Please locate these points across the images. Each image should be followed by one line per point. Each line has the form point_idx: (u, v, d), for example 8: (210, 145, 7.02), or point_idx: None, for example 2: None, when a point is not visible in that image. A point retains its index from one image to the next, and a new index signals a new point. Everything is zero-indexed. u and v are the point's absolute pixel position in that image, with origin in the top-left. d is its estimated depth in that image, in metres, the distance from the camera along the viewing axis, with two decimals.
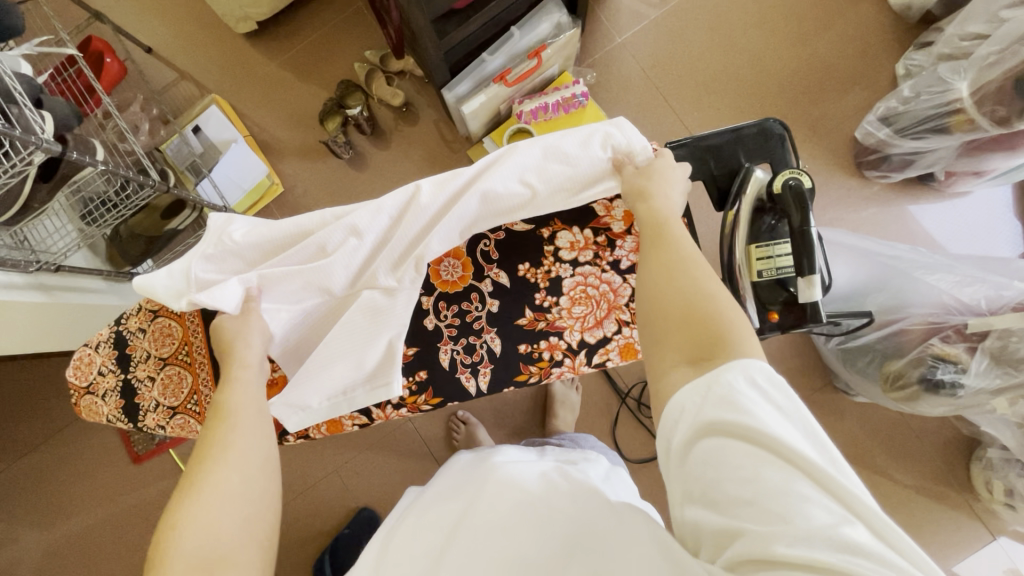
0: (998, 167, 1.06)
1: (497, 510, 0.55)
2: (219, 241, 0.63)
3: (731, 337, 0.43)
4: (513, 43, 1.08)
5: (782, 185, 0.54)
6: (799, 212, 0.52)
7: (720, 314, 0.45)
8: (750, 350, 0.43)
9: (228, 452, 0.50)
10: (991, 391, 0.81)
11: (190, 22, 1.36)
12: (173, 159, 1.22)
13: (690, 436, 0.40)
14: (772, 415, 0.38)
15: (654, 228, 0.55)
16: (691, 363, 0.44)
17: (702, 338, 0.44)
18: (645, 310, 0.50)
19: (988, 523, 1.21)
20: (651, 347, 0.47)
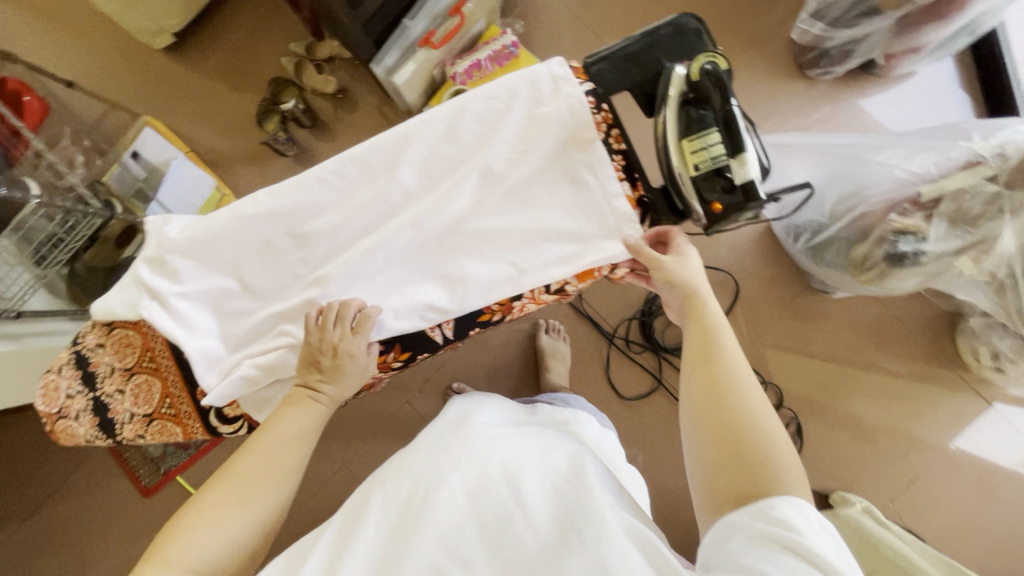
0: (933, 39, 1.06)
1: (484, 472, 0.55)
2: (158, 243, 0.61)
3: (777, 471, 0.46)
4: (432, 4, 1.07)
5: (700, 71, 0.55)
6: (721, 96, 0.54)
7: (769, 442, 0.47)
8: (794, 490, 0.45)
9: (284, 466, 0.54)
10: (953, 253, 0.82)
11: (106, 47, 1.32)
12: (117, 189, 1.22)
13: (742, 540, 0.42)
14: (819, 539, 0.40)
15: (701, 326, 0.55)
16: (742, 487, 0.46)
17: (756, 464, 0.46)
18: (698, 410, 0.51)
19: (982, 391, 1.24)
20: (705, 450, 0.49)
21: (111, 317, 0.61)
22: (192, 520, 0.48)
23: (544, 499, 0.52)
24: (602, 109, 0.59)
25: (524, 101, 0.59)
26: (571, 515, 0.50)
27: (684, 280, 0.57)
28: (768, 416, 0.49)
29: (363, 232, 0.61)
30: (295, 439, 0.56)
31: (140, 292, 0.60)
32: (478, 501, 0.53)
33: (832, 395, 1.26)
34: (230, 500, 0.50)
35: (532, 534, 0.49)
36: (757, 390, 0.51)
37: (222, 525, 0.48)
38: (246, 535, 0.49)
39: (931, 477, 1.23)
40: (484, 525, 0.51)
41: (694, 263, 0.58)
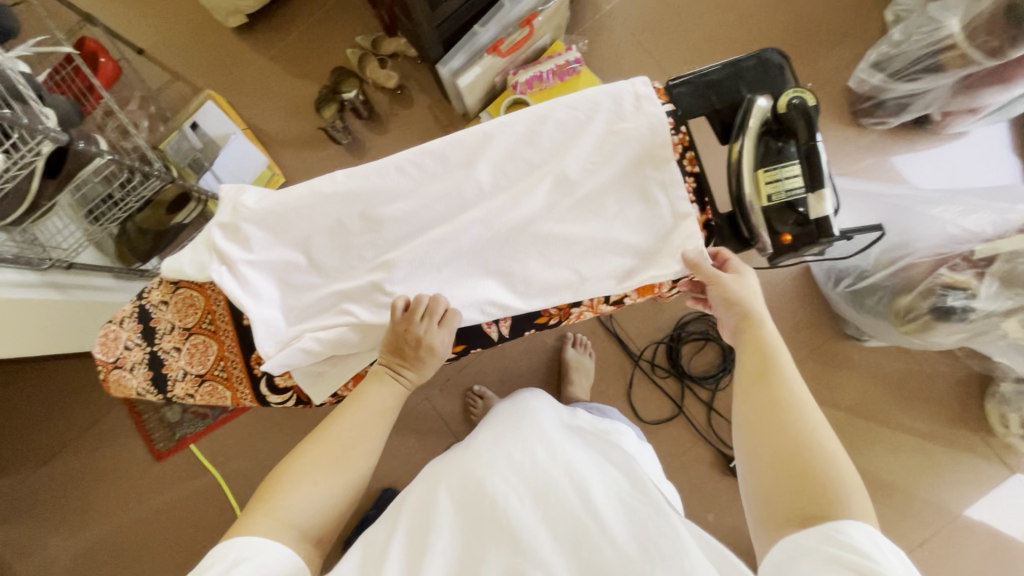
0: (993, 102, 1.07)
1: (551, 478, 0.55)
2: (234, 211, 0.63)
3: (840, 493, 0.46)
4: (503, 13, 1.09)
5: (786, 104, 0.56)
6: (807, 130, 0.55)
7: (829, 464, 0.47)
8: (859, 513, 0.45)
9: (373, 436, 0.56)
10: (1002, 314, 0.81)
11: (180, 20, 1.37)
12: (174, 157, 1.24)
13: (809, 564, 0.41)
14: (894, 565, 0.40)
15: (759, 347, 0.56)
16: (805, 508, 0.46)
17: (820, 485, 0.46)
18: (754, 428, 0.52)
19: (1006, 459, 1.22)
20: (764, 470, 0.49)
21: (178, 276, 0.63)
22: (294, 479, 0.51)
23: (614, 511, 0.51)
24: (679, 130, 0.62)
25: (607, 115, 0.60)
26: (645, 528, 0.49)
27: (744, 298, 0.57)
28: (830, 440, 0.49)
29: (433, 223, 0.62)
30: (384, 412, 0.58)
31: (211, 255, 0.62)
32: (549, 506, 0.53)
33: (853, 445, 1.25)
34: (328, 465, 0.52)
35: (609, 545, 0.48)
36: (817, 414, 0.51)
37: (320, 487, 0.51)
38: (339, 499, 0.52)
39: (946, 540, 1.20)
40: (555, 528, 0.51)
41: (752, 283, 0.59)
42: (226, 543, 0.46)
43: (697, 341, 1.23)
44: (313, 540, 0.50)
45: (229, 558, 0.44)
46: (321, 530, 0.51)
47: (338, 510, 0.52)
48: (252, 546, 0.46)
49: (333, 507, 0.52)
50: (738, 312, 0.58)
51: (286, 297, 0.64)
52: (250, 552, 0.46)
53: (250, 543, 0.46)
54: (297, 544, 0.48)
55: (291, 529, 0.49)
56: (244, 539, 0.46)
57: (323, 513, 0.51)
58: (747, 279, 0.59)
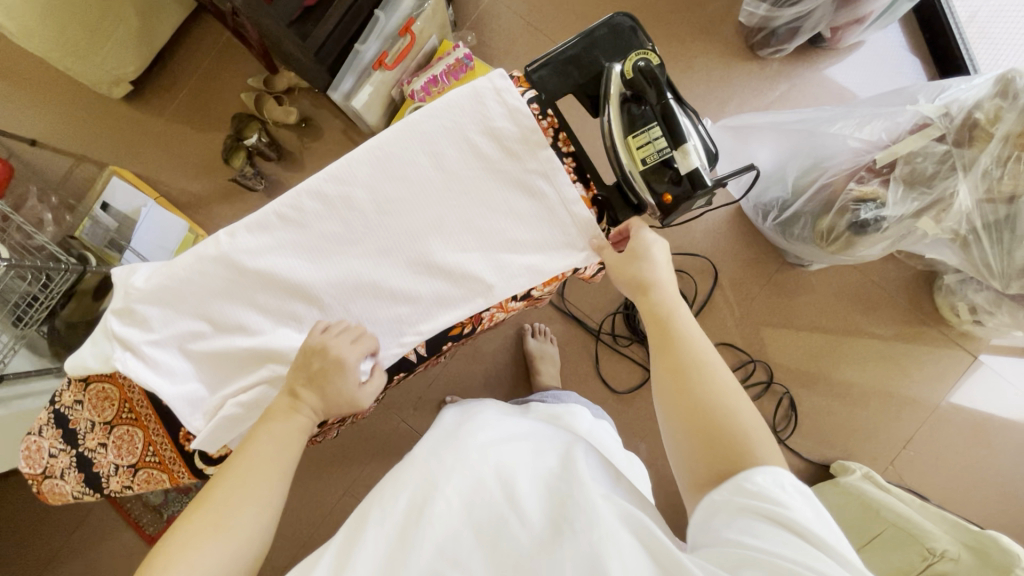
0: (875, 8, 1.08)
1: (475, 478, 0.55)
2: (125, 295, 0.61)
3: (749, 444, 0.48)
4: (381, 25, 1.07)
5: (634, 68, 0.57)
6: (657, 91, 0.56)
7: (738, 418, 0.50)
8: (768, 457, 0.48)
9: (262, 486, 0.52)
10: (912, 216, 0.82)
11: (64, 102, 1.32)
12: (91, 243, 1.23)
13: (723, 516, 0.44)
14: (795, 504, 0.43)
15: (658, 315, 0.57)
16: (718, 463, 0.48)
17: (729, 441, 0.49)
18: (667, 397, 0.53)
19: (967, 345, 1.25)
20: (681, 436, 0.51)
21: (85, 372, 0.61)
22: (174, 557, 0.46)
23: (537, 496, 0.52)
24: (546, 114, 0.61)
25: (473, 116, 0.60)
26: (563, 507, 0.50)
27: (642, 271, 0.59)
28: (733, 390, 0.52)
29: (328, 261, 0.61)
30: (274, 458, 0.54)
31: (111, 345, 0.60)
32: (473, 505, 0.53)
33: (822, 366, 1.28)
34: (207, 531, 0.48)
35: (526, 530, 0.49)
36: (719, 368, 0.53)
37: (199, 563, 0.46)
38: (232, 568, 0.48)
39: (929, 435, 1.24)
40: (479, 527, 0.51)
41: (647, 247, 0.59)
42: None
43: None
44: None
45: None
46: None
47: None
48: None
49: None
50: (635, 285, 0.59)
51: (198, 371, 0.62)
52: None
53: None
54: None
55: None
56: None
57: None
58: (649, 243, 0.60)
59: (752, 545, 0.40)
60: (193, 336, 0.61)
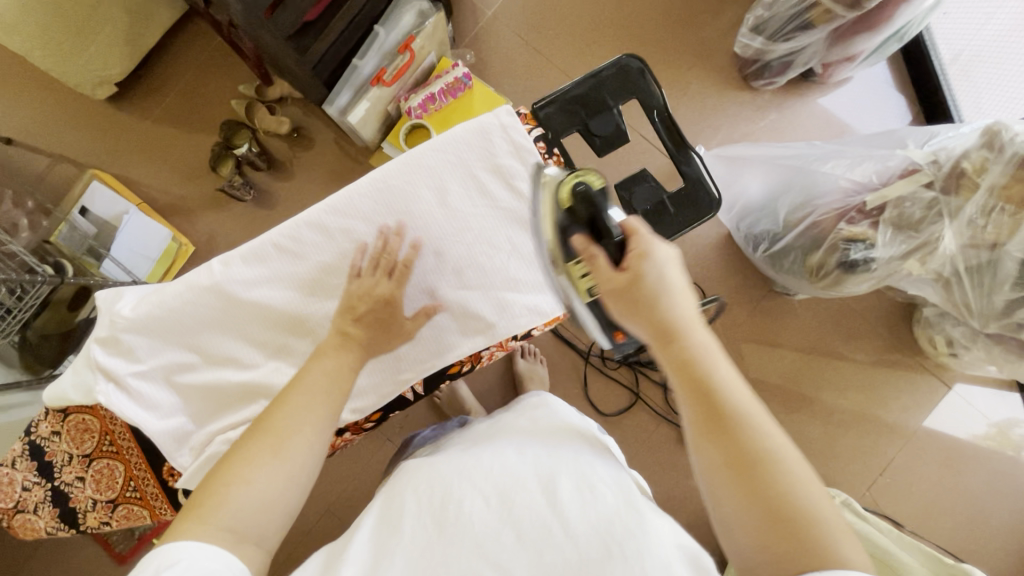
0: (865, 47, 1.11)
1: (520, 481, 0.55)
2: (110, 321, 0.58)
3: (820, 540, 0.40)
4: (380, 40, 1.06)
5: (571, 195, 0.55)
6: (599, 221, 0.52)
7: (800, 505, 0.41)
8: (843, 552, 0.39)
9: (311, 408, 0.48)
10: (900, 257, 0.85)
11: (42, 101, 1.28)
12: (69, 249, 1.17)
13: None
14: None
15: (694, 373, 0.44)
16: (786, 569, 0.40)
17: (806, 532, 0.40)
18: (733, 491, 0.42)
19: (942, 375, 1.28)
20: (759, 539, 0.41)
21: (64, 402, 0.58)
22: (228, 474, 0.43)
23: (576, 505, 0.51)
24: (552, 154, 0.64)
25: (478, 151, 0.60)
26: (604, 521, 0.50)
27: (667, 315, 0.45)
28: (801, 467, 0.42)
29: (320, 293, 0.60)
30: (340, 381, 0.50)
31: (93, 374, 0.57)
32: (514, 510, 0.52)
33: (803, 392, 1.30)
34: (271, 452, 0.44)
35: (571, 543, 0.49)
36: (777, 441, 0.43)
37: (257, 477, 0.43)
38: (289, 487, 0.44)
39: (905, 462, 1.27)
40: (520, 532, 0.50)
41: (670, 280, 0.46)
42: (151, 554, 0.40)
43: None
44: (252, 546, 0.42)
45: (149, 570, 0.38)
46: (264, 533, 0.43)
47: (287, 504, 0.44)
48: (181, 550, 0.39)
49: (281, 498, 0.44)
50: (664, 335, 0.45)
51: (187, 406, 0.60)
52: (178, 558, 0.39)
53: (186, 549, 0.39)
54: (235, 548, 0.41)
55: (226, 534, 0.41)
56: (179, 544, 0.39)
57: (265, 510, 0.43)
58: (664, 268, 0.47)
59: None
60: (184, 368, 0.59)
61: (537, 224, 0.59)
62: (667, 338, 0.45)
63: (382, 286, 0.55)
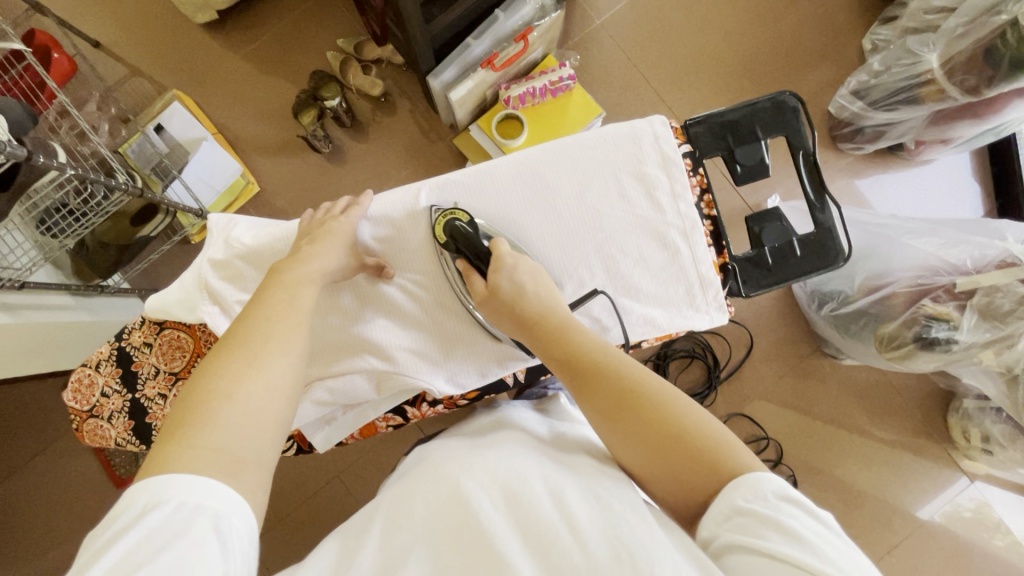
0: (964, 134, 1.12)
1: (524, 483, 0.52)
2: (226, 246, 0.60)
3: (704, 431, 0.48)
4: (498, 26, 1.05)
5: (445, 228, 0.60)
6: (471, 249, 0.60)
7: (680, 415, 0.49)
8: (728, 437, 0.48)
9: (280, 335, 0.52)
10: (980, 345, 0.85)
11: (139, 13, 1.27)
12: (136, 162, 1.14)
13: (727, 515, 0.44)
14: (792, 508, 0.42)
15: (561, 352, 0.55)
16: (695, 473, 0.47)
17: (690, 434, 0.48)
18: (611, 435, 0.51)
19: (965, 468, 1.29)
20: (647, 469, 0.49)
21: (165, 316, 0.60)
22: (217, 387, 0.47)
23: (584, 510, 0.48)
24: (697, 172, 0.62)
25: (627, 156, 0.61)
26: (617, 529, 0.45)
27: (532, 308, 0.57)
28: (664, 392, 0.50)
29: (400, 269, 0.65)
30: (296, 300, 0.55)
31: (203, 293, 0.59)
32: (522, 512, 0.49)
33: (825, 457, 1.30)
34: (238, 367, 0.48)
35: (579, 547, 0.44)
36: (645, 370, 0.53)
37: (238, 398, 0.47)
38: (273, 404, 0.49)
39: (910, 547, 1.27)
40: (525, 533, 0.47)
41: (533, 266, 0.59)
42: (139, 485, 0.41)
43: (683, 359, 1.31)
44: (251, 468, 0.45)
45: (140, 503, 0.40)
46: (254, 450, 0.46)
47: (272, 417, 0.48)
48: (172, 485, 0.41)
49: (264, 408, 0.48)
50: (532, 324, 0.56)
51: None
52: (171, 492, 0.41)
53: (183, 483, 0.41)
54: (230, 478, 0.43)
55: (217, 454, 0.44)
56: (168, 478, 0.41)
57: (250, 423, 0.47)
58: (521, 271, 0.59)
59: (778, 545, 0.40)
60: None
61: (445, 265, 0.63)
62: (537, 323, 0.56)
63: (342, 223, 0.62)
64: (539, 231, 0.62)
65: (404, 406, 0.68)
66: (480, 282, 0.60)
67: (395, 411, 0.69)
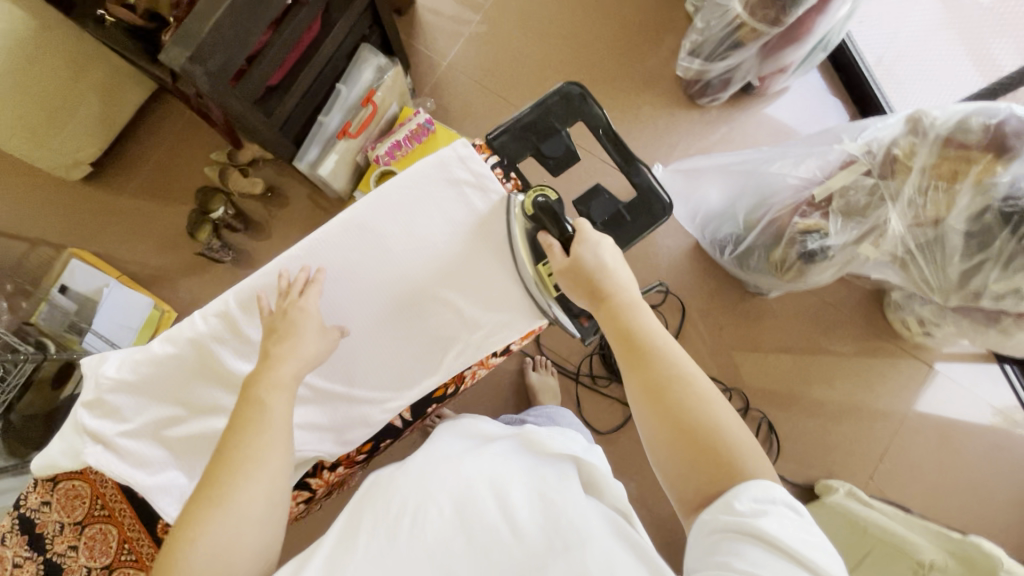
0: (795, 58, 1.20)
1: (472, 490, 0.57)
2: (94, 385, 0.61)
3: (733, 442, 0.50)
4: (343, 98, 1.14)
5: (534, 205, 0.63)
6: (556, 224, 0.62)
7: (717, 418, 0.51)
8: (754, 466, 0.49)
9: (256, 466, 0.52)
10: (853, 243, 0.89)
11: (18, 189, 1.31)
12: (49, 328, 1.18)
13: (731, 505, 0.46)
14: (801, 523, 0.45)
15: (623, 329, 0.57)
16: (712, 465, 0.49)
17: (718, 437, 0.50)
18: (647, 412, 0.53)
19: (921, 356, 1.32)
20: (663, 450, 0.52)
21: (53, 470, 0.62)
22: (187, 533, 0.49)
23: (529, 511, 0.55)
24: (510, 178, 0.68)
25: (442, 186, 0.65)
26: (554, 525, 0.53)
27: (603, 283, 0.59)
28: (706, 394, 0.52)
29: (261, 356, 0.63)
30: (263, 420, 0.54)
31: (80, 437, 0.61)
32: (471, 519, 0.54)
33: (791, 388, 1.32)
34: (208, 509, 0.50)
35: (517, 545, 0.52)
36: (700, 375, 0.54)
37: (211, 539, 0.49)
38: (250, 535, 0.50)
39: (900, 447, 1.28)
40: (473, 535, 0.52)
41: (611, 253, 0.61)
42: None
43: None
44: None
45: None
46: None
47: (248, 546, 0.50)
48: None
49: (235, 543, 0.50)
50: (600, 297, 0.59)
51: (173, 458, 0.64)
52: None
53: None
54: None
55: None
56: None
57: (223, 557, 0.49)
58: (604, 250, 0.61)
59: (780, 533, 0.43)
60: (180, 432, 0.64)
61: (518, 233, 0.65)
62: (602, 301, 0.59)
63: (310, 313, 0.61)
64: (382, 280, 0.66)
65: (307, 478, 0.72)
66: (560, 253, 0.61)
67: (301, 486, 0.72)
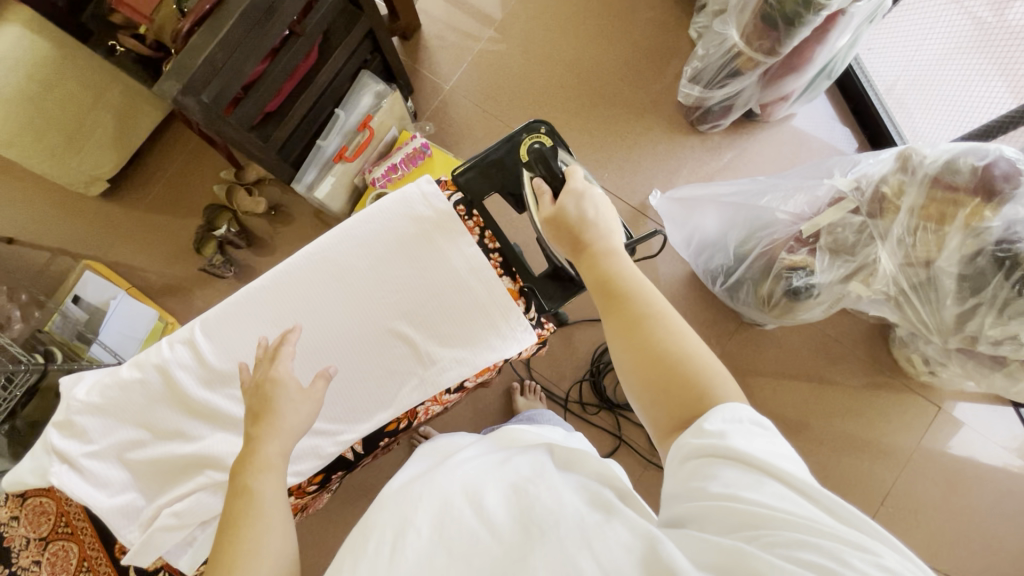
0: (796, 87, 1.17)
1: (442, 493, 0.48)
2: (65, 406, 0.68)
3: (709, 369, 0.48)
4: (341, 122, 1.16)
5: (530, 149, 0.69)
6: (547, 168, 0.67)
7: (691, 347, 0.49)
8: (730, 394, 0.47)
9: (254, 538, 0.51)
10: (841, 281, 0.86)
11: (42, 203, 1.38)
12: (60, 335, 1.24)
13: (703, 432, 0.43)
14: (775, 444, 0.43)
15: (599, 270, 0.56)
16: (685, 392, 0.47)
17: (693, 365, 0.48)
18: (621, 346, 0.51)
19: (929, 396, 1.26)
20: (635, 385, 0.49)
21: (21, 485, 0.68)
22: None
23: (504, 506, 0.46)
24: (472, 215, 0.74)
25: (401, 222, 0.72)
26: (533, 514, 0.44)
27: (585, 231, 0.59)
28: (680, 327, 0.50)
29: (221, 384, 0.70)
30: (260, 506, 0.53)
31: (48, 455, 0.67)
32: (444, 527, 0.44)
33: (791, 424, 1.28)
34: None
35: (496, 545, 0.42)
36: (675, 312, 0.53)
37: None
38: None
39: (904, 491, 1.22)
40: (448, 547, 0.43)
41: (593, 203, 0.62)
42: None
43: None
44: None
45: None
46: None
47: None
48: None
49: None
50: (580, 244, 0.59)
51: (132, 478, 0.69)
52: None
53: None
54: None
55: None
56: None
57: None
58: (589, 200, 0.62)
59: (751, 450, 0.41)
60: (137, 454, 0.69)
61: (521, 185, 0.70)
62: (582, 249, 0.59)
63: (298, 387, 0.61)
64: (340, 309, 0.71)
65: None
66: (548, 201, 0.63)
67: None
